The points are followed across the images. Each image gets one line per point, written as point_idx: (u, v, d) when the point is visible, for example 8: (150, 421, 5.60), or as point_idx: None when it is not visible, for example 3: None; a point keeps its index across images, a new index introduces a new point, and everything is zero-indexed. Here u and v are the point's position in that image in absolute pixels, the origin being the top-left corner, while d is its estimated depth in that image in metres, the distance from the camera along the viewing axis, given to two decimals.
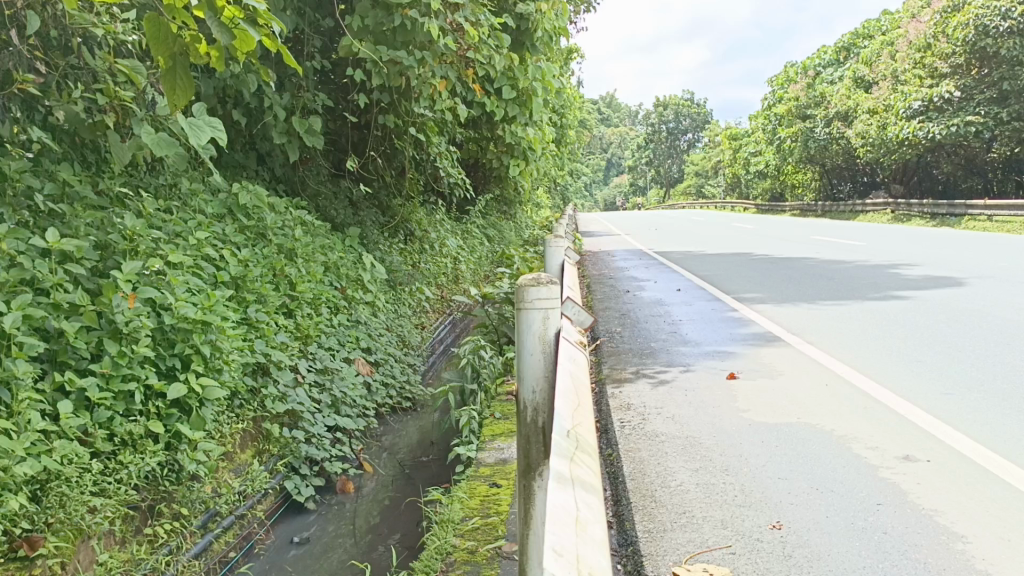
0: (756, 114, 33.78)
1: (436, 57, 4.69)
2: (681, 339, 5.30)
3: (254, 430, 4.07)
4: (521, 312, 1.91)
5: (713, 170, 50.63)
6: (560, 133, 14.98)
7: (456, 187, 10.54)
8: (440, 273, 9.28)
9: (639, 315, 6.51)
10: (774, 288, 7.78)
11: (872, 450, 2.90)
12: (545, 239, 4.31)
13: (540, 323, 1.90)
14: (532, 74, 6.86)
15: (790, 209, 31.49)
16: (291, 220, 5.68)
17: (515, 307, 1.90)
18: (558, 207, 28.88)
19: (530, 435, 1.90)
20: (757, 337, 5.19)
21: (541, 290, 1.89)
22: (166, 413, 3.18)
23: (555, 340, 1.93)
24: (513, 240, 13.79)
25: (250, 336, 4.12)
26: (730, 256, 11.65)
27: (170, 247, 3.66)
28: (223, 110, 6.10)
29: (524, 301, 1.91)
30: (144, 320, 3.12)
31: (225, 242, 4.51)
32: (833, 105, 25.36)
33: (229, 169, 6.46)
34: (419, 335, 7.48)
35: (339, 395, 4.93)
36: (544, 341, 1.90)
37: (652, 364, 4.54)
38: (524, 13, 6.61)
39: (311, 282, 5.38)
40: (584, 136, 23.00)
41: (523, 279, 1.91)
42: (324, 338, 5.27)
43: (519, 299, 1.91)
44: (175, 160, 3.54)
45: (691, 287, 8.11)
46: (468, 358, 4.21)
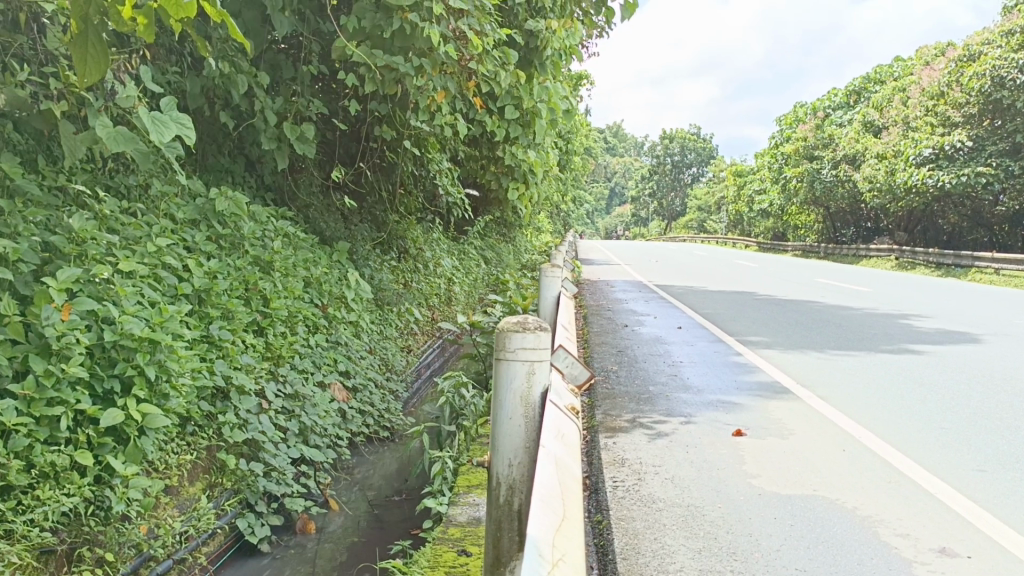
0: (763, 152, 33.65)
1: (436, 66, 4.36)
2: (682, 383, 4.93)
3: (207, 461, 3.69)
4: (501, 357, 1.87)
5: (716, 205, 50.46)
6: (566, 158, 14.69)
7: (455, 206, 10.21)
8: (432, 294, 8.93)
9: (637, 353, 6.15)
10: (780, 332, 7.42)
11: (902, 538, 2.52)
12: (540, 268, 3.95)
13: (521, 371, 1.85)
14: (538, 94, 6.54)
15: (793, 249, 31.26)
16: (273, 232, 5.32)
17: (495, 354, 1.86)
18: (558, 233, 28.62)
19: (507, 508, 1.89)
20: (763, 387, 4.82)
21: (523, 338, 1.83)
22: (99, 443, 2.81)
23: (540, 399, 1.88)
24: (510, 264, 13.43)
25: (210, 356, 3.74)
26: (733, 295, 11.31)
27: (124, 254, 3.30)
28: (211, 111, 5.77)
29: (506, 345, 1.87)
30: (79, 335, 2.76)
31: (194, 251, 4.14)
32: (841, 147, 25.17)
33: (214, 173, 6.11)
34: (404, 359, 7.11)
35: (308, 424, 4.55)
36: (526, 399, 1.86)
37: (650, 412, 4.16)
38: (534, 30, 6.30)
39: (287, 299, 5.01)
40: (590, 163, 22.75)
41: (503, 325, 1.85)
42: (298, 359, 4.90)
43: (501, 345, 1.87)
44: (135, 159, 3.18)
45: (692, 326, 7.75)
46: (448, 395, 3.83)
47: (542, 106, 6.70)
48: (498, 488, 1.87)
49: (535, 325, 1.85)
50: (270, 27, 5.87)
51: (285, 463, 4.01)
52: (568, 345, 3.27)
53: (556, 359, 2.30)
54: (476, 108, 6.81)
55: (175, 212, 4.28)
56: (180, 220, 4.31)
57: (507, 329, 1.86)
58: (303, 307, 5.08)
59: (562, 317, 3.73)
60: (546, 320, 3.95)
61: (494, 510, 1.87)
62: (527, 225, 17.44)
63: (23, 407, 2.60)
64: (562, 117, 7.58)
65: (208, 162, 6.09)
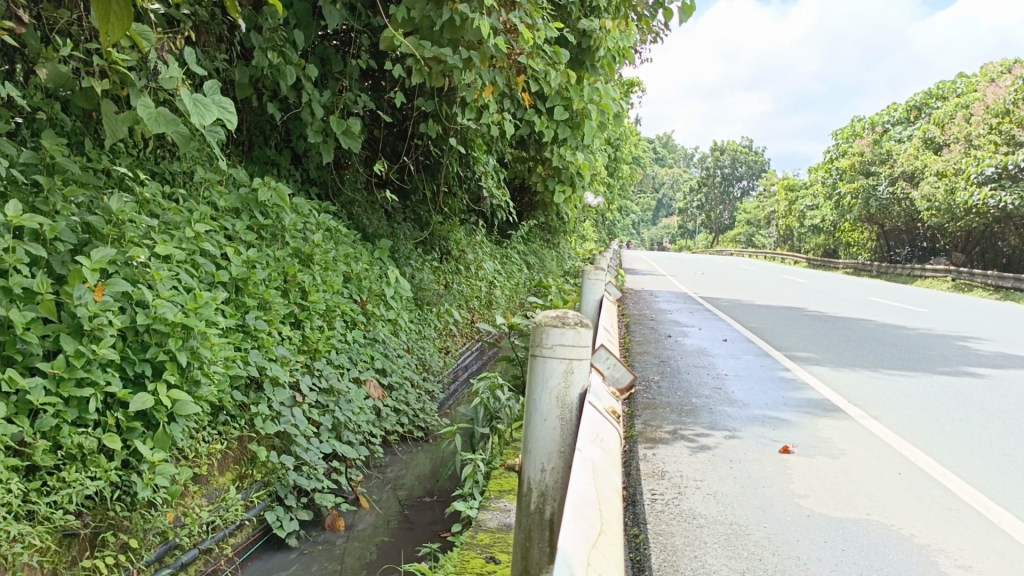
0: (816, 167, 33.00)
1: (484, 60, 4.27)
2: (726, 396, 4.76)
3: (238, 451, 3.63)
4: (537, 354, 1.79)
5: (766, 220, 49.66)
6: (613, 165, 14.52)
7: (499, 209, 10.12)
8: (473, 296, 8.85)
9: (680, 364, 5.97)
10: (829, 349, 7.17)
11: (965, 570, 2.34)
12: (583, 270, 3.83)
13: (558, 368, 1.77)
14: (588, 95, 6.43)
15: (843, 267, 30.56)
16: (315, 224, 5.29)
17: (532, 350, 1.78)
18: (603, 242, 28.39)
19: (534, 526, 1.81)
20: (812, 404, 4.62)
21: (562, 334, 1.75)
22: (127, 427, 2.74)
23: (574, 404, 1.79)
24: (553, 270, 13.29)
25: (244, 346, 3.69)
26: (780, 310, 11.02)
27: (162, 238, 3.26)
28: (259, 102, 5.77)
29: (542, 345, 1.78)
30: (111, 316, 2.70)
31: (234, 239, 4.11)
32: (897, 164, 24.53)
33: (260, 165, 6.11)
34: (442, 359, 7.02)
35: (341, 420, 4.48)
36: (560, 405, 1.77)
37: (693, 424, 4.01)
38: (587, 29, 6.19)
39: (326, 292, 4.96)
40: (638, 173, 22.50)
41: (541, 319, 1.77)
42: (334, 354, 4.85)
43: (537, 341, 1.79)
44: (178, 141, 3.14)
45: (738, 339, 7.54)
46: (483, 396, 3.72)
47: (592, 108, 6.58)
48: (528, 490, 1.80)
49: (576, 320, 1.77)
50: (321, 20, 5.85)
51: (317, 458, 3.91)
52: (610, 348, 3.14)
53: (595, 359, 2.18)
54: (525, 107, 6.72)
55: (217, 199, 4.26)
56: (222, 208, 4.28)
57: (545, 324, 1.78)
58: (341, 302, 5.02)
59: (605, 320, 3.60)
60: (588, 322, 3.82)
61: (524, 515, 1.80)
62: (572, 231, 17.28)
63: (52, 387, 2.54)
64: (611, 120, 7.45)
65: (254, 153, 6.09)
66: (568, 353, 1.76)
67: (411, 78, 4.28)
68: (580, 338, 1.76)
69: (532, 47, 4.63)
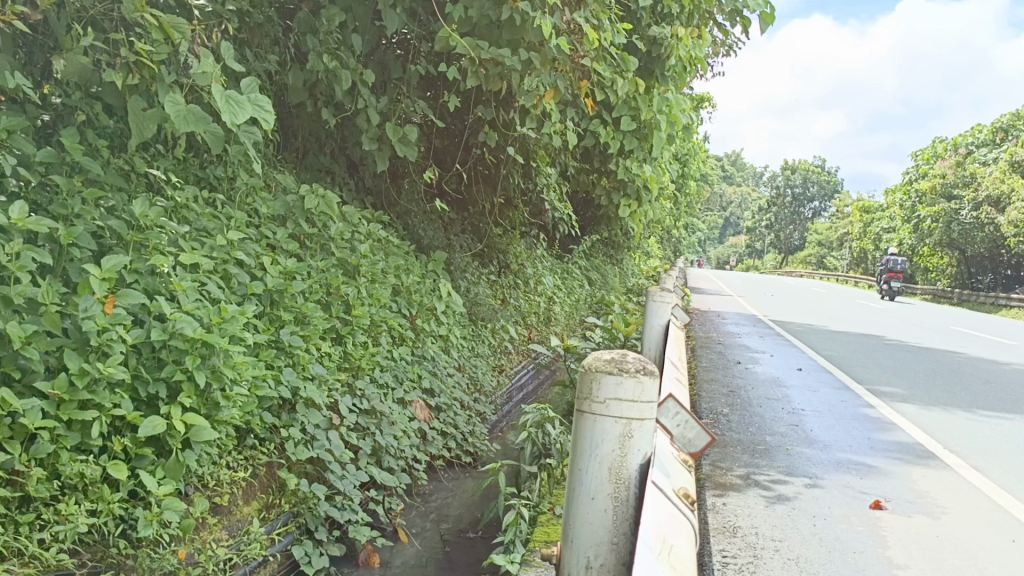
0: (894, 188, 31.75)
1: (546, 63, 3.95)
2: (803, 436, 4.33)
3: (267, 478, 3.39)
4: (588, 408, 1.65)
5: (837, 241, 48.11)
6: (681, 181, 14.05)
7: (561, 223, 9.81)
8: (531, 312, 8.54)
9: (750, 395, 5.53)
10: (914, 384, 6.59)
11: None
12: (647, 292, 3.46)
13: (612, 425, 1.64)
14: (657, 106, 6.07)
15: (921, 293, 29.24)
16: (365, 235, 5.05)
17: (584, 404, 1.65)
18: (668, 259, 27.77)
19: None
20: (902, 450, 4.15)
21: (617, 386, 1.61)
22: (135, 454, 2.51)
23: (633, 473, 1.66)
24: (616, 287, 12.88)
25: (277, 363, 3.43)
26: (857, 337, 10.39)
27: (190, 247, 3.04)
28: (314, 108, 5.58)
29: (594, 401, 1.66)
30: (122, 332, 2.47)
31: (275, 249, 3.87)
32: (982, 187, 23.35)
33: (313, 172, 5.93)
34: (495, 379, 6.71)
35: (382, 444, 4.20)
36: (615, 473, 1.65)
37: (766, 469, 3.60)
38: (658, 37, 5.85)
39: (372, 306, 4.70)
40: (705, 190, 21.86)
41: (592, 369, 1.63)
42: (378, 372, 4.58)
43: (589, 392, 1.65)
44: (209, 141, 2.90)
45: (813, 368, 7.04)
46: (530, 429, 3.39)
47: (660, 119, 6.20)
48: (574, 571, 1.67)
49: (633, 370, 1.62)
50: (380, 24, 5.63)
51: (352, 487, 3.60)
52: (675, 383, 2.77)
53: (663, 412, 2.01)
54: (589, 117, 6.38)
55: (259, 207, 4.04)
56: (263, 216, 4.06)
57: (598, 373, 1.64)
58: (388, 317, 4.76)
59: (671, 348, 3.21)
60: (652, 349, 3.43)
61: None
62: (636, 247, 16.83)
63: (50, 409, 2.33)
64: (681, 132, 7.05)
65: (308, 160, 5.91)
66: (623, 407, 1.63)
67: (466, 81, 3.98)
68: (638, 391, 1.62)
69: (599, 50, 4.29)
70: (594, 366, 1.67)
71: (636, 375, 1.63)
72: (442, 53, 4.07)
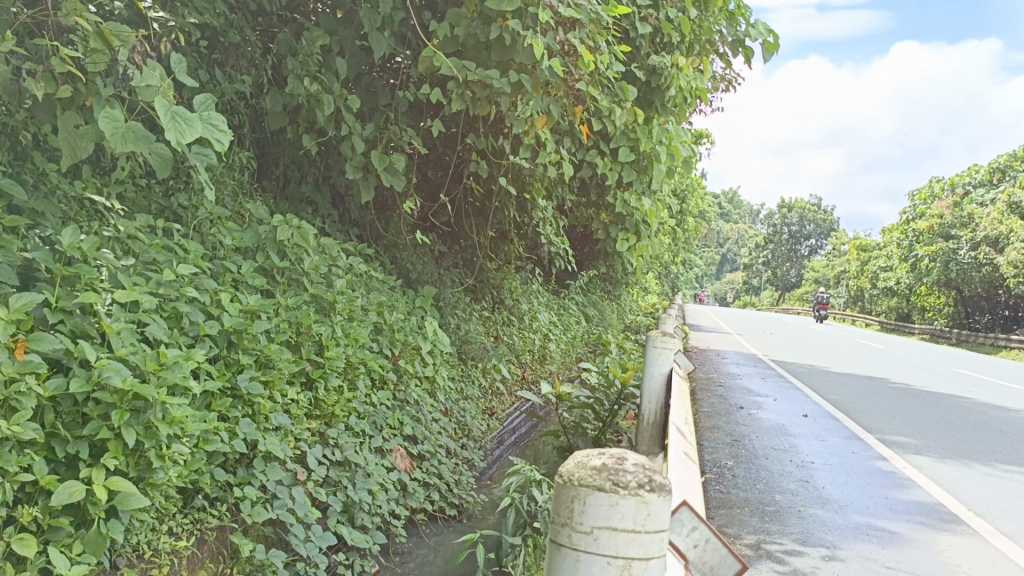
0: (893, 226, 31.59)
1: (537, 86, 3.64)
2: (816, 495, 3.95)
3: (219, 543, 3.01)
4: (565, 539, 1.07)
5: (836, 279, 47.89)
6: (679, 216, 13.77)
7: (558, 257, 9.49)
8: (524, 350, 8.18)
9: (756, 446, 5.15)
10: (929, 433, 6.21)
11: None
12: (646, 337, 3.09)
13: (602, 571, 1.04)
14: (656, 137, 5.77)
15: (921, 332, 28.93)
16: (345, 270, 4.71)
17: (559, 535, 1.07)
18: (665, 295, 27.49)
19: None
20: (925, 513, 3.78)
21: (610, 510, 1.04)
22: (48, 525, 2.17)
23: None
24: (613, 323, 12.54)
25: (233, 414, 3.08)
26: (862, 380, 10.02)
27: (131, 283, 2.71)
28: (295, 135, 5.28)
29: (574, 529, 1.07)
30: (34, 381, 2.14)
31: (239, 285, 3.54)
32: (982, 228, 23.16)
33: (294, 202, 5.61)
34: (484, 423, 6.34)
35: (355, 500, 3.81)
36: None
37: (779, 537, 3.23)
38: (658, 66, 5.58)
39: (349, 346, 4.34)
40: (703, 226, 21.62)
41: (575, 479, 1.07)
42: (354, 419, 4.21)
43: (568, 516, 1.08)
44: (154, 164, 2.60)
45: (821, 415, 6.67)
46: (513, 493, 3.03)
47: (660, 151, 5.89)
48: None
49: (636, 482, 1.06)
50: (365, 47, 5.35)
51: (318, 552, 3.21)
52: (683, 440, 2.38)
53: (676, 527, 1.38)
54: (586, 148, 6.09)
55: (222, 238, 3.71)
56: (227, 248, 3.73)
57: (583, 484, 1.08)
58: (366, 358, 4.40)
59: (676, 399, 2.83)
60: (652, 401, 3.05)
61: None
62: (634, 283, 16.53)
63: None
64: (682, 165, 6.75)
65: (289, 190, 5.60)
66: (619, 543, 1.04)
67: (450, 104, 3.65)
68: (642, 518, 1.04)
69: (595, 74, 3.98)
70: (575, 473, 1.10)
71: (640, 491, 1.06)
72: (426, 74, 3.75)
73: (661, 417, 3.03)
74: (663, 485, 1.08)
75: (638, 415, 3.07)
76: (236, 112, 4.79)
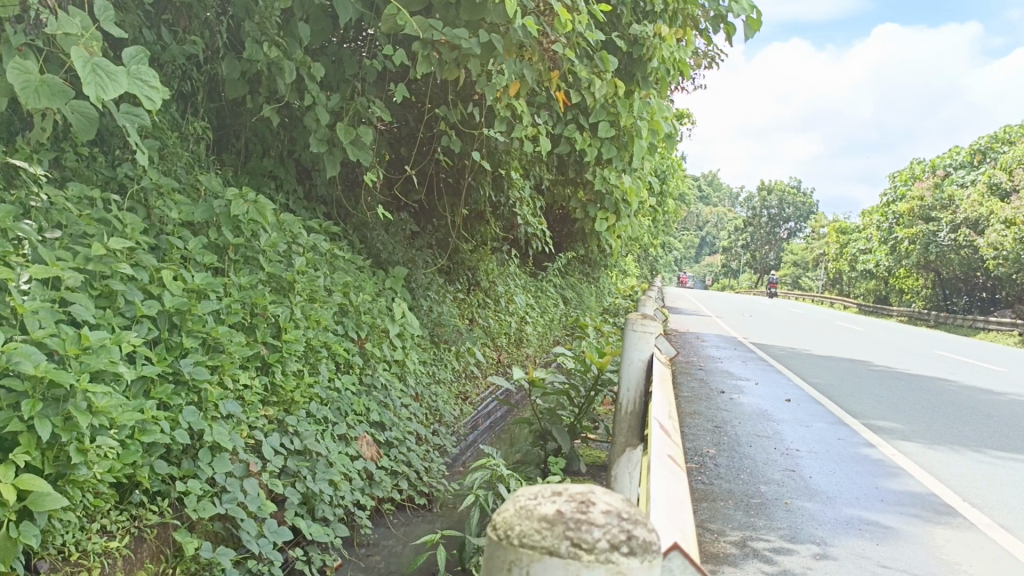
0: (872, 209, 31.63)
1: (509, 48, 3.37)
2: (801, 486, 3.76)
3: (161, 541, 2.74)
4: None
5: (814, 262, 48.06)
6: (660, 198, 13.57)
7: (535, 239, 9.26)
8: (500, 333, 7.94)
9: (738, 432, 4.97)
10: (913, 418, 6.06)
11: None
12: (626, 318, 2.88)
13: None
14: (638, 111, 5.52)
15: (898, 315, 29.05)
16: (307, 248, 4.44)
17: None
18: (645, 279, 27.35)
19: None
20: (917, 506, 3.60)
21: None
22: None
23: None
24: (592, 306, 12.34)
25: (176, 402, 2.82)
26: (844, 363, 9.89)
27: (53, 256, 2.42)
28: (255, 105, 4.99)
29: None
30: None
31: (185, 263, 3.28)
32: (961, 211, 23.19)
33: (256, 177, 5.31)
34: (458, 408, 6.11)
35: (314, 492, 3.57)
36: None
37: (766, 535, 3.03)
38: (639, 35, 5.32)
39: (309, 329, 4.08)
40: (683, 210, 21.47)
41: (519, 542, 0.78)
42: (315, 406, 3.96)
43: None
44: (80, 125, 2.33)
45: (804, 400, 6.50)
46: (474, 494, 2.85)
47: (641, 125, 5.64)
48: None
49: (605, 544, 0.77)
50: (330, 12, 5.05)
51: (272, 549, 2.95)
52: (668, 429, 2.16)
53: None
54: (564, 122, 5.83)
55: (169, 212, 3.43)
56: (174, 222, 3.44)
57: (526, 545, 0.79)
58: (329, 341, 4.15)
59: (659, 385, 2.61)
60: (632, 387, 2.84)
61: None
62: (613, 265, 16.33)
63: None
64: (663, 141, 6.51)
65: (251, 164, 5.30)
66: None
67: (415, 67, 3.38)
68: None
69: (572, 38, 3.72)
70: (517, 527, 0.81)
71: (609, 554, 0.78)
72: (390, 35, 3.48)
73: (642, 405, 2.83)
74: (640, 539, 0.81)
75: (617, 403, 2.87)
76: (190, 79, 4.48)
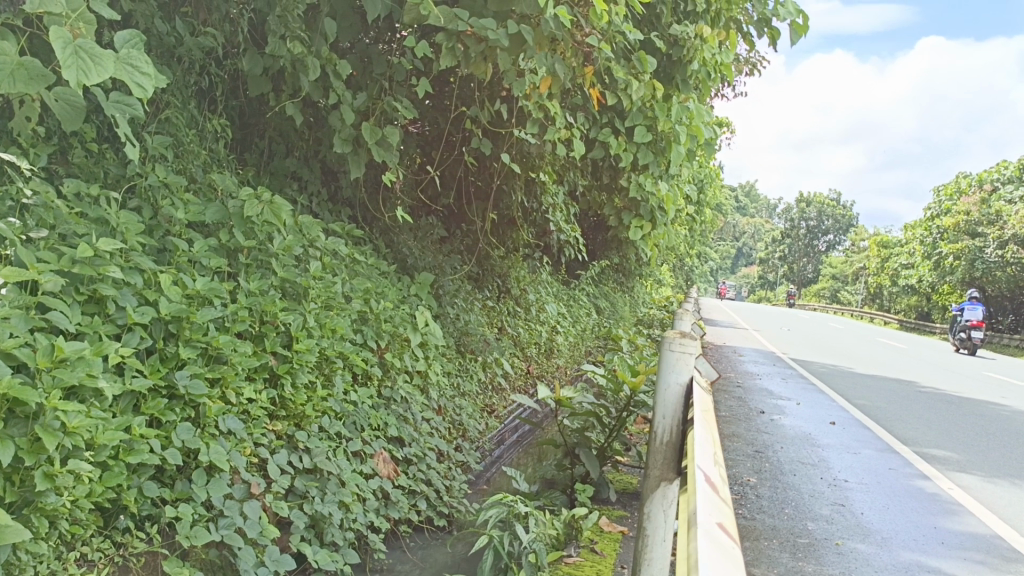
0: (916, 222, 30.82)
1: (540, 42, 3.11)
2: (851, 528, 3.46)
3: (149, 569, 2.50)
4: None
5: (854, 275, 47.11)
6: (698, 206, 13.21)
7: (568, 245, 8.99)
8: (530, 343, 7.69)
9: (780, 459, 4.64)
10: (969, 447, 5.66)
11: None
12: (664, 335, 2.55)
13: None
14: (677, 115, 5.24)
15: (941, 331, 28.25)
16: (326, 253, 4.22)
17: None
18: (681, 288, 26.93)
19: None
20: (981, 555, 3.26)
21: None
22: None
23: None
24: (625, 316, 12.03)
25: (168, 417, 2.60)
26: (889, 382, 9.47)
27: (32, 259, 2.22)
28: (277, 103, 4.79)
29: None
30: None
31: (190, 268, 3.08)
32: (1011, 226, 22.44)
33: (278, 178, 5.11)
34: (483, 422, 5.86)
35: (323, 514, 3.32)
36: None
37: None
38: (681, 35, 5.03)
39: (324, 338, 3.84)
40: (720, 219, 21.05)
41: None
42: (329, 421, 3.74)
43: None
44: (66, 116, 2.12)
45: (849, 424, 6.14)
46: (489, 533, 2.59)
47: (681, 130, 5.34)
48: None
49: None
50: (357, 7, 4.83)
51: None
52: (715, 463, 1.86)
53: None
54: (599, 126, 5.56)
55: (174, 211, 3.21)
56: (180, 223, 3.23)
57: None
58: (345, 352, 3.92)
59: (699, 413, 2.30)
60: (668, 415, 2.52)
61: None
62: (648, 275, 15.98)
63: None
64: (703, 147, 6.20)
65: (273, 164, 5.10)
66: None
67: (438, 61, 3.13)
68: None
69: (609, 32, 3.44)
70: None
71: None
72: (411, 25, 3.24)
73: (680, 434, 2.50)
74: None
75: (650, 432, 2.54)
76: (209, 74, 4.28)
